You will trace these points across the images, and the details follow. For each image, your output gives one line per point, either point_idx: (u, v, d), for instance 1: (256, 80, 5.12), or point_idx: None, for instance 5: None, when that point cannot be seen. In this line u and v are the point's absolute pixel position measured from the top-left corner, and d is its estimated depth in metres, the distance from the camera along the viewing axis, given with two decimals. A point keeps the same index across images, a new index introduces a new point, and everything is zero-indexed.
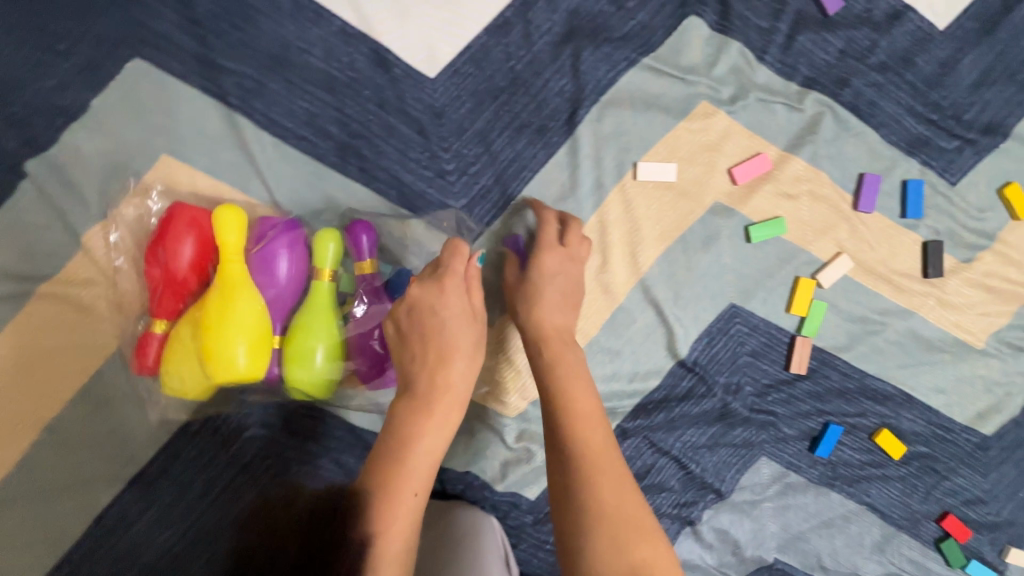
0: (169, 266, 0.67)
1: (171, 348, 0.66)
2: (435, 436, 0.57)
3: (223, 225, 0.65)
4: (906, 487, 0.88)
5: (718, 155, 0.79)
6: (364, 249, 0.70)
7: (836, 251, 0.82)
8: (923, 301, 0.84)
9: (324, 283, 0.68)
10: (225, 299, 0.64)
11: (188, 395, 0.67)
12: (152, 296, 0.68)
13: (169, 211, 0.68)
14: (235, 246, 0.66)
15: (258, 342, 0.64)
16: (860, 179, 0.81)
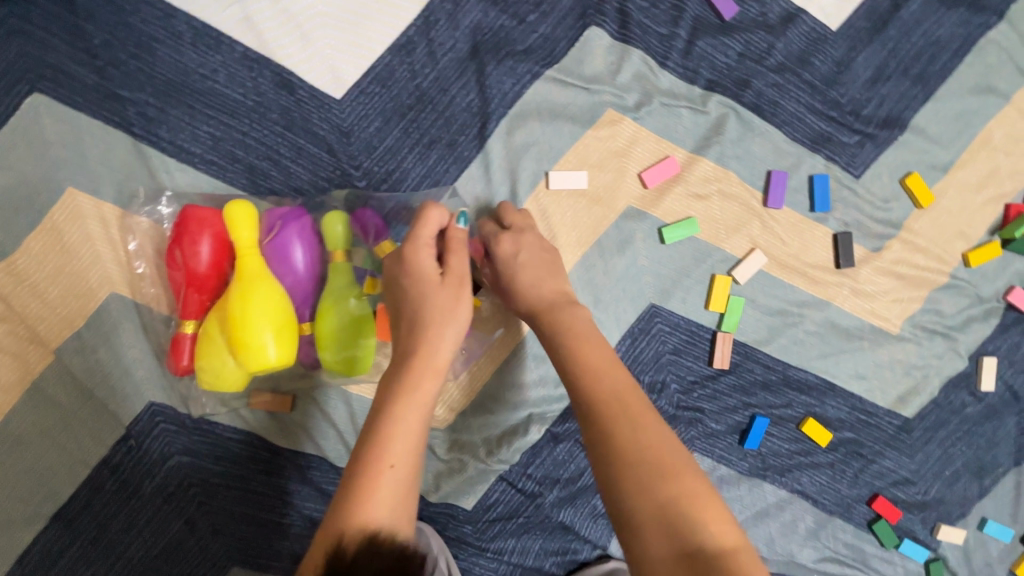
0: (188, 266, 0.69)
1: (203, 343, 0.68)
2: (419, 404, 0.57)
3: (235, 220, 0.68)
4: (836, 473, 0.90)
5: (628, 160, 0.81)
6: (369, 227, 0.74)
7: (750, 247, 0.84)
8: (838, 290, 0.87)
9: (340, 264, 0.71)
10: (244, 293, 0.66)
11: (232, 387, 0.70)
12: (178, 297, 0.71)
13: (180, 214, 0.70)
14: (247, 242, 0.68)
15: (284, 330, 0.67)
16: (768, 176, 0.84)
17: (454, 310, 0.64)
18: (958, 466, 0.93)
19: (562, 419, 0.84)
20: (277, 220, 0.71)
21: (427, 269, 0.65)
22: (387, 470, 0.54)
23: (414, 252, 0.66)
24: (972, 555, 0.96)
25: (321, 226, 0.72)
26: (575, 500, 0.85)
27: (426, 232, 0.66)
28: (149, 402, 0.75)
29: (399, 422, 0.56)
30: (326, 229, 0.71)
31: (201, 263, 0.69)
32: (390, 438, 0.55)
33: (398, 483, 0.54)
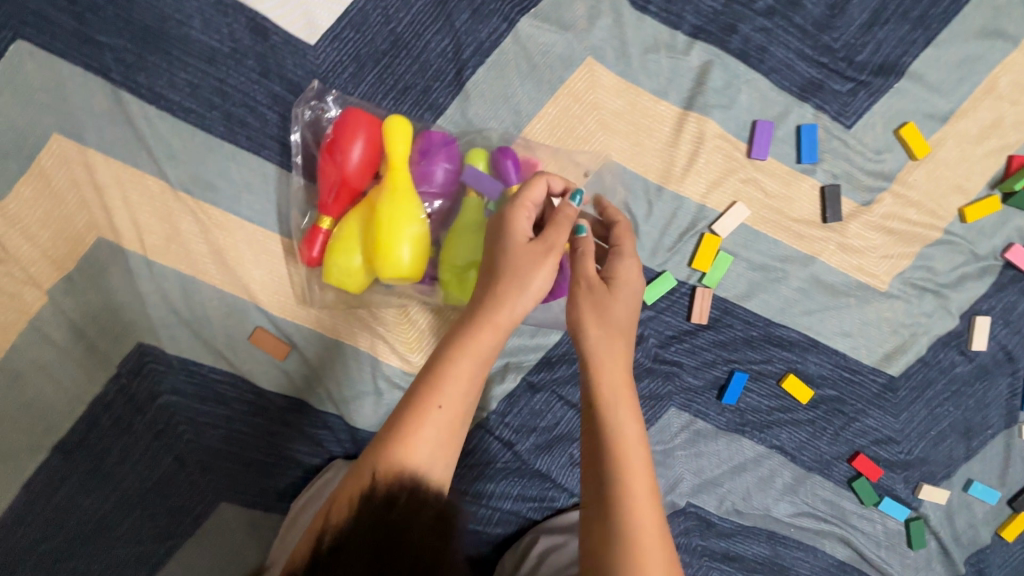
0: (340, 165, 0.71)
1: (341, 240, 0.71)
2: (465, 363, 0.59)
3: (395, 136, 0.70)
4: (816, 430, 0.90)
5: (608, 110, 0.80)
6: (510, 172, 0.73)
7: (731, 201, 0.83)
8: (823, 245, 0.85)
9: (473, 198, 0.72)
10: (391, 204, 0.69)
11: (352, 289, 0.73)
12: (322, 192, 0.73)
13: (346, 114, 0.72)
14: (401, 154, 0.71)
15: (420, 246, 0.69)
16: (753, 127, 0.81)
17: (529, 276, 0.60)
18: (944, 427, 0.92)
19: (538, 368, 0.85)
20: (436, 142, 0.74)
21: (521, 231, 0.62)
22: (427, 421, 0.57)
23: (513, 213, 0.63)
24: (955, 516, 0.95)
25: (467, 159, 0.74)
26: (551, 449, 0.88)
27: (529, 197, 0.63)
28: (138, 342, 0.79)
29: (440, 380, 0.58)
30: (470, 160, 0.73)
31: (352, 165, 0.71)
32: (443, 381, 0.58)
33: (436, 434, 0.57)
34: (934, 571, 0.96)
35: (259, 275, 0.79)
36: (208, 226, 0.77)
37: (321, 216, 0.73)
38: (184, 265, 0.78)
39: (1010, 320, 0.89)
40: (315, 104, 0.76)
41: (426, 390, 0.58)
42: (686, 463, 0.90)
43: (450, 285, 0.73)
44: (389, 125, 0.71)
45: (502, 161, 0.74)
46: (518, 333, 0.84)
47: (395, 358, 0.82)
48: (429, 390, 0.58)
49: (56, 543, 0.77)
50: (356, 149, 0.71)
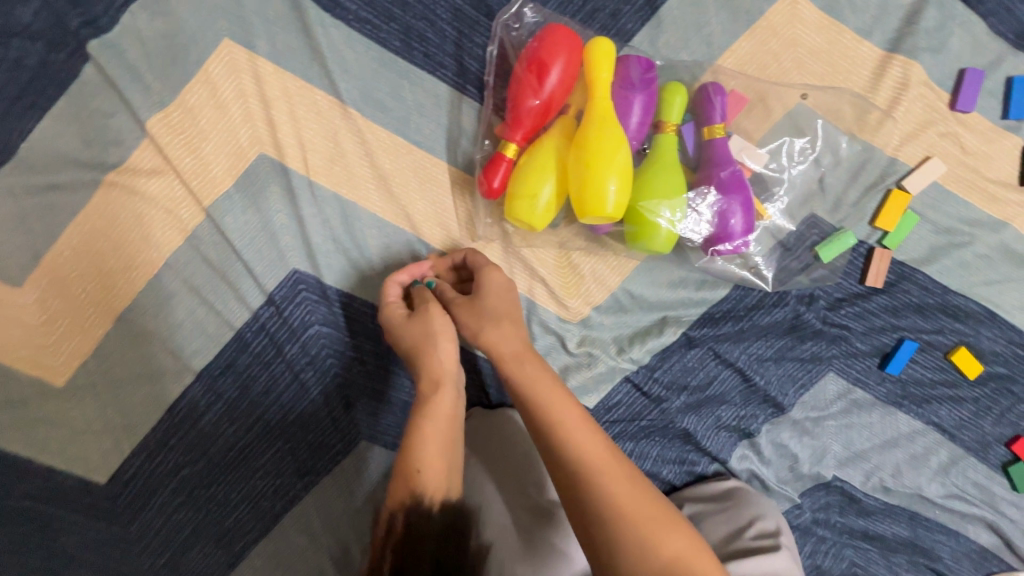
0: (539, 86, 0.65)
1: (531, 171, 0.66)
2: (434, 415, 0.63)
3: (607, 64, 0.65)
4: (980, 410, 0.85)
5: (805, 48, 0.73)
6: (716, 111, 0.70)
7: (924, 156, 0.77)
8: (1018, 211, 0.78)
9: (670, 135, 0.69)
10: (600, 139, 0.64)
11: (535, 227, 0.68)
12: (511, 116, 0.67)
13: (549, 31, 0.66)
14: (605, 83, 0.66)
15: (625, 187, 0.65)
16: (961, 75, 0.74)
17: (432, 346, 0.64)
18: None
19: (700, 323, 0.81)
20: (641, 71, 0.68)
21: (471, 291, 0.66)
22: (433, 460, 0.61)
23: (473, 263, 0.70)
24: None
25: (665, 94, 0.69)
26: (700, 408, 0.83)
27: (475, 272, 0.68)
28: (292, 269, 0.75)
29: (431, 428, 0.62)
30: (669, 93, 0.69)
31: (553, 89, 0.66)
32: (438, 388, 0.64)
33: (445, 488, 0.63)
34: None
35: (421, 205, 0.75)
36: (373, 150, 0.73)
37: (506, 143, 0.68)
38: (346, 189, 0.73)
39: None
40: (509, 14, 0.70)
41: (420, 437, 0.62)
42: (835, 434, 0.86)
43: (638, 225, 0.67)
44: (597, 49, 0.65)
45: (708, 99, 0.70)
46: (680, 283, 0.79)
47: (552, 303, 0.78)
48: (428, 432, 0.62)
49: (201, 464, 0.78)
50: (558, 70, 0.65)
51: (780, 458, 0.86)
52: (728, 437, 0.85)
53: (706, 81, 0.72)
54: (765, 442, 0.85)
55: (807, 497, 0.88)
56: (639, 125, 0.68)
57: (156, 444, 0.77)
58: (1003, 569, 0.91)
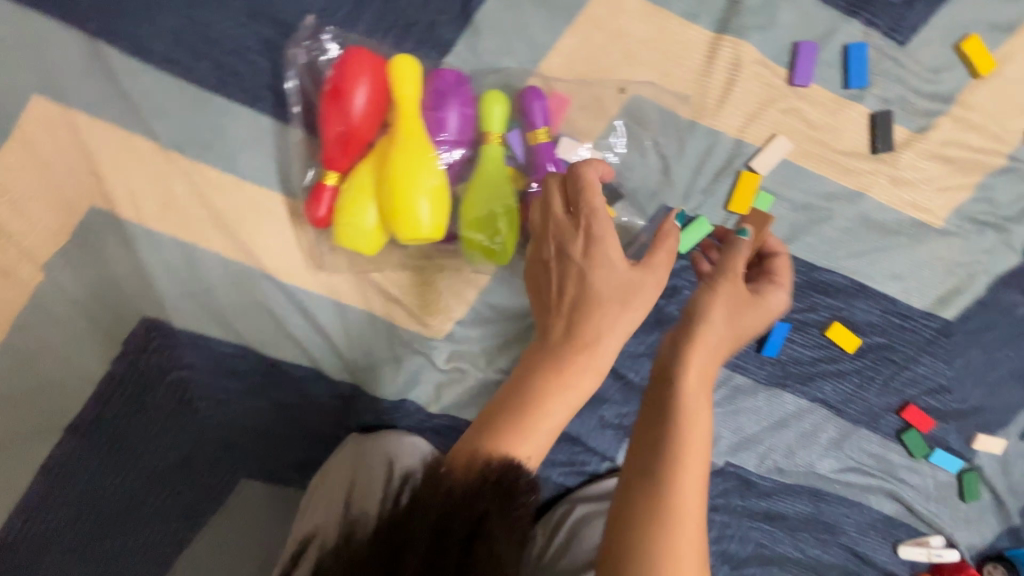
0: (343, 112, 0.65)
1: (348, 198, 0.66)
2: (592, 369, 0.55)
3: (406, 79, 0.64)
4: (864, 381, 0.84)
5: (631, 39, 0.72)
6: (537, 116, 0.69)
7: (771, 134, 0.75)
8: (873, 180, 0.77)
9: (494, 145, 0.68)
10: (405, 156, 0.63)
11: (367, 249, 0.68)
12: (326, 145, 0.67)
13: (347, 55, 0.65)
14: (410, 101, 0.65)
15: (440, 202, 0.65)
16: (794, 49, 0.73)
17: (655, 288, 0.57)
18: (1005, 373, 0.85)
19: None
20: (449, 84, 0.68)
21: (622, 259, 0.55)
22: (534, 436, 0.53)
23: (589, 205, 0.56)
24: (1014, 467, 0.90)
25: (482, 104, 0.68)
26: (581, 411, 0.85)
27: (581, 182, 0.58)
28: (143, 317, 0.74)
29: (546, 406, 0.54)
30: (487, 101, 0.67)
31: (356, 111, 0.65)
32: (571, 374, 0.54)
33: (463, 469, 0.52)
34: (987, 523, 0.92)
35: (264, 240, 0.74)
36: (205, 190, 0.72)
37: (326, 171, 0.68)
38: (182, 232, 0.73)
39: None
40: (309, 41, 0.69)
41: (531, 413, 0.53)
42: (725, 421, 0.85)
43: (469, 239, 0.68)
44: (397, 67, 0.65)
45: (529, 103, 0.69)
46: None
47: (413, 322, 0.78)
48: (535, 419, 0.53)
49: (84, 522, 0.76)
50: (359, 92, 0.65)
51: None
52: (615, 435, 0.86)
53: (529, 85, 0.71)
54: None
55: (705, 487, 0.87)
56: (456, 140, 0.68)
57: (33, 507, 0.74)
58: (909, 534, 0.92)
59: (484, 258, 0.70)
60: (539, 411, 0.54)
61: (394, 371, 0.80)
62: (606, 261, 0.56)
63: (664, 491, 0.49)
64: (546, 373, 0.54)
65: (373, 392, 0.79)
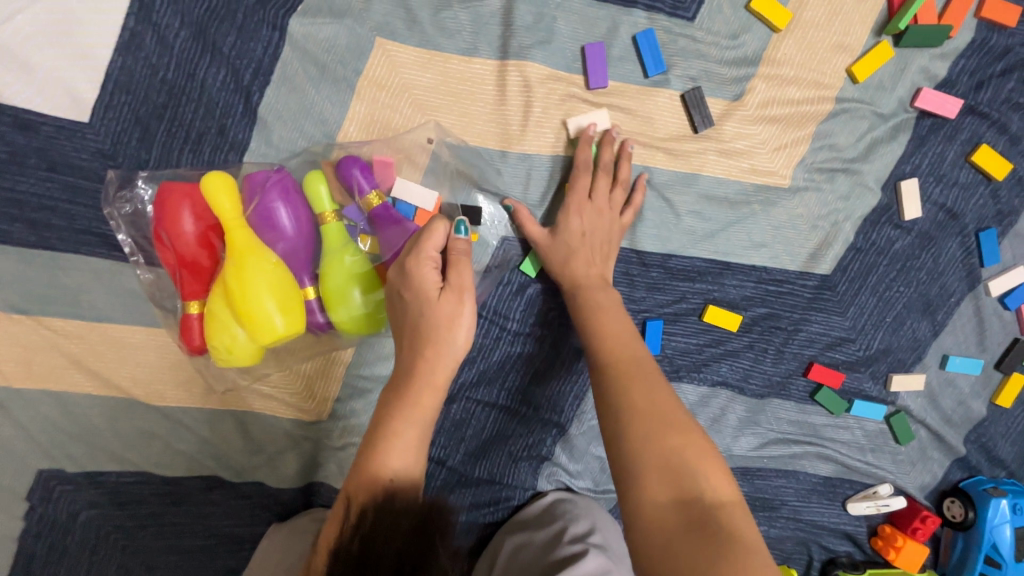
0: (177, 246, 0.67)
1: (209, 321, 0.67)
2: (433, 388, 0.60)
3: (213, 193, 0.65)
4: (758, 354, 0.82)
5: (419, 89, 0.72)
6: (362, 183, 0.70)
7: (596, 104, 0.73)
8: (702, 159, 0.75)
9: (332, 224, 0.69)
10: (237, 264, 0.64)
11: (245, 363, 0.68)
12: (176, 281, 0.69)
13: (159, 193, 0.67)
14: (231, 214, 0.66)
15: (286, 295, 0.65)
16: (583, 53, 0.72)
17: (453, 330, 0.61)
18: (900, 311, 0.83)
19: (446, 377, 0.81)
20: (257, 181, 0.67)
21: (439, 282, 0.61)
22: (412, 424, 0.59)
23: (423, 255, 0.62)
24: (939, 398, 0.87)
25: (305, 188, 0.69)
26: (487, 453, 0.82)
27: (429, 248, 0.62)
28: (38, 469, 0.76)
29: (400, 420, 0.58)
30: (308, 185, 0.68)
31: (184, 239, 0.67)
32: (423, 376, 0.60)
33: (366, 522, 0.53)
34: (931, 459, 0.89)
35: (129, 371, 0.76)
36: (59, 339, 0.74)
37: (184, 303, 0.69)
38: (51, 383, 0.75)
39: (941, 175, 0.78)
40: (128, 193, 0.72)
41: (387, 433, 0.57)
42: None
43: (337, 318, 0.69)
44: (206, 185, 0.66)
45: (350, 173, 0.69)
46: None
47: (294, 411, 0.80)
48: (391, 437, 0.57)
49: None
50: (182, 220, 0.67)
51: (584, 468, 0.85)
52: (530, 467, 0.83)
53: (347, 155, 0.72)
54: (566, 458, 0.84)
55: None
56: (291, 230, 0.67)
57: None
58: (854, 490, 0.89)
59: (362, 329, 0.70)
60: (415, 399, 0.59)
61: (292, 458, 0.81)
62: (436, 292, 0.62)
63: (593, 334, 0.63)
64: (398, 400, 0.60)
65: (278, 482, 0.81)
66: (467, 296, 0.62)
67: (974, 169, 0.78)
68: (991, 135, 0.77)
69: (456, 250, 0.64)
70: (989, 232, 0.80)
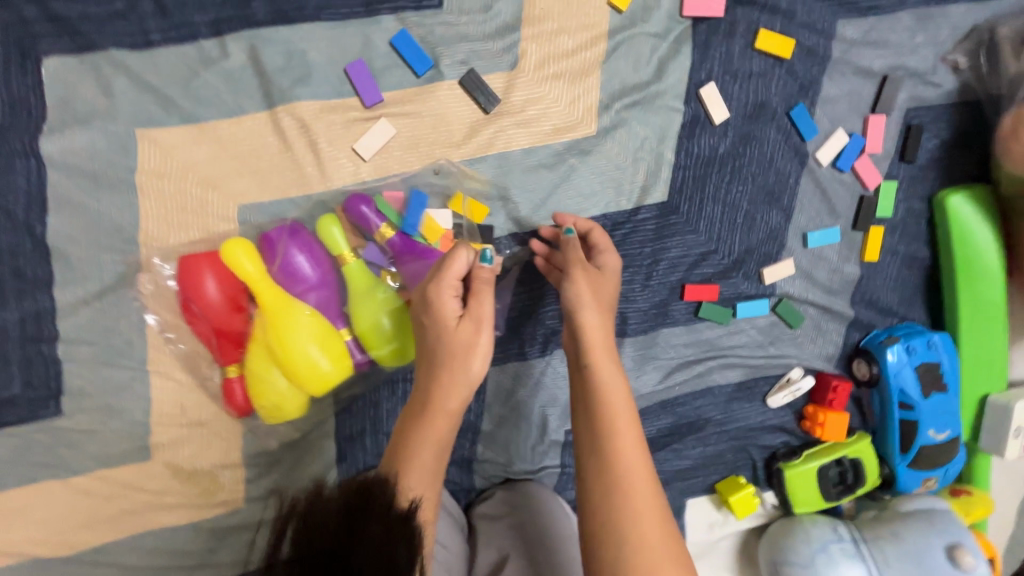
0: (210, 313, 0.69)
1: (252, 379, 0.70)
2: (445, 413, 0.61)
3: (236, 259, 0.66)
4: (629, 295, 0.84)
5: (201, 166, 0.70)
6: (371, 219, 0.71)
7: (373, 117, 0.72)
8: (503, 135, 0.75)
9: (352, 264, 0.71)
10: (274, 320, 0.67)
11: (293, 413, 0.72)
12: (211, 347, 0.71)
13: (181, 267, 0.69)
14: (257, 276, 0.67)
15: (327, 338, 0.69)
16: (348, 75, 0.70)
17: (469, 356, 0.62)
18: (747, 209, 0.84)
19: (342, 424, 0.80)
20: (275, 238, 0.69)
21: (451, 312, 0.62)
22: (422, 450, 0.59)
23: (436, 291, 0.63)
24: (816, 274, 0.89)
25: (320, 235, 0.70)
26: None
27: (450, 276, 0.63)
28: None
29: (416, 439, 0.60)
30: (324, 229, 0.70)
31: (215, 303, 0.69)
32: (435, 400, 0.61)
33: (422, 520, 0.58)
34: (829, 331, 0.92)
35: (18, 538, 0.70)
36: None
37: (223, 366, 0.72)
38: None
39: (735, 70, 0.79)
40: None
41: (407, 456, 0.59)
42: (538, 401, 0.83)
43: (374, 349, 0.71)
44: (229, 252, 0.67)
45: (357, 210, 0.71)
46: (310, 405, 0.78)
47: (204, 507, 0.76)
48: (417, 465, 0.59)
49: None
50: (209, 290, 0.69)
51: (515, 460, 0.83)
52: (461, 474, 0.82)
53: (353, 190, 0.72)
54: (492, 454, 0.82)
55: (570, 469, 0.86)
56: (317, 279, 0.70)
57: None
58: (770, 383, 0.92)
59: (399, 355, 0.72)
60: (424, 427, 0.60)
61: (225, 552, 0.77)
62: (454, 320, 0.62)
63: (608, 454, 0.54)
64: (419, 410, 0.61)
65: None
66: (484, 330, 0.62)
67: (764, 56, 0.80)
68: (768, 18, 0.78)
69: (481, 279, 0.63)
70: (798, 108, 0.82)
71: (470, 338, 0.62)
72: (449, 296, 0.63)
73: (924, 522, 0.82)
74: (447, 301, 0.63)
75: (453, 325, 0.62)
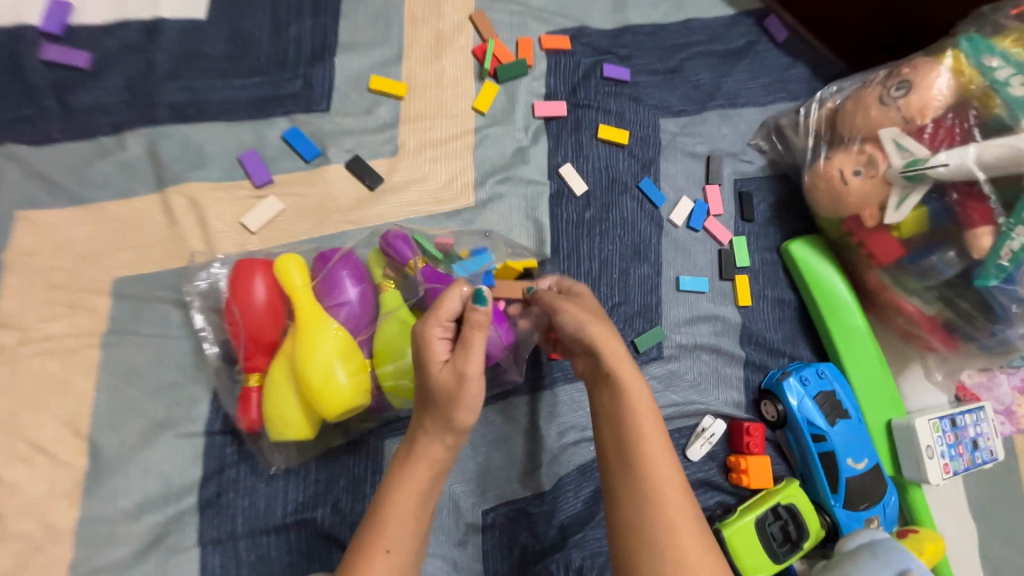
0: (245, 316, 0.68)
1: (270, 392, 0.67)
2: (429, 462, 0.60)
3: (291, 271, 0.69)
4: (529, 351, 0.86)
5: (80, 245, 0.71)
6: (404, 250, 0.74)
7: (262, 195, 0.78)
8: (389, 208, 0.83)
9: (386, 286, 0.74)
10: (304, 329, 0.66)
11: (301, 434, 0.67)
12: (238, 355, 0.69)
13: (236, 266, 0.70)
14: (305, 289, 0.69)
15: (350, 356, 0.67)
16: (241, 161, 0.79)
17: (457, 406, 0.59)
18: (620, 266, 0.93)
19: (207, 524, 0.67)
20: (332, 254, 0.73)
21: (442, 357, 0.60)
22: (402, 498, 0.58)
23: (429, 336, 0.61)
24: (698, 322, 0.95)
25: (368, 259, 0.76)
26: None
27: (440, 319, 0.61)
28: None
29: (401, 492, 0.58)
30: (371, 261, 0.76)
31: (260, 310, 0.68)
32: (417, 448, 0.60)
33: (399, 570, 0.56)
34: (729, 376, 0.94)
35: None
36: None
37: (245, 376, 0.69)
38: None
39: (586, 154, 0.96)
40: None
41: (387, 510, 0.57)
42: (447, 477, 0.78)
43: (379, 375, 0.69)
44: (286, 263, 0.70)
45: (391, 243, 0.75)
46: (168, 502, 0.66)
47: None
48: (393, 519, 0.57)
49: None
50: (252, 293, 0.68)
51: None
52: None
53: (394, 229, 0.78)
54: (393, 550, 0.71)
55: (493, 553, 0.76)
56: (353, 298, 0.71)
57: None
58: (686, 435, 0.89)
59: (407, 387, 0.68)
60: (411, 466, 0.60)
61: None
62: (442, 365, 0.60)
63: (632, 468, 0.61)
64: (402, 461, 0.60)
65: None
66: (468, 382, 0.58)
67: (607, 143, 0.97)
68: (603, 117, 0.98)
69: (468, 322, 0.59)
70: (645, 181, 0.97)
71: (453, 390, 0.59)
72: (439, 342, 0.61)
73: (867, 555, 0.74)
74: (436, 347, 0.60)
75: (445, 369, 0.59)
